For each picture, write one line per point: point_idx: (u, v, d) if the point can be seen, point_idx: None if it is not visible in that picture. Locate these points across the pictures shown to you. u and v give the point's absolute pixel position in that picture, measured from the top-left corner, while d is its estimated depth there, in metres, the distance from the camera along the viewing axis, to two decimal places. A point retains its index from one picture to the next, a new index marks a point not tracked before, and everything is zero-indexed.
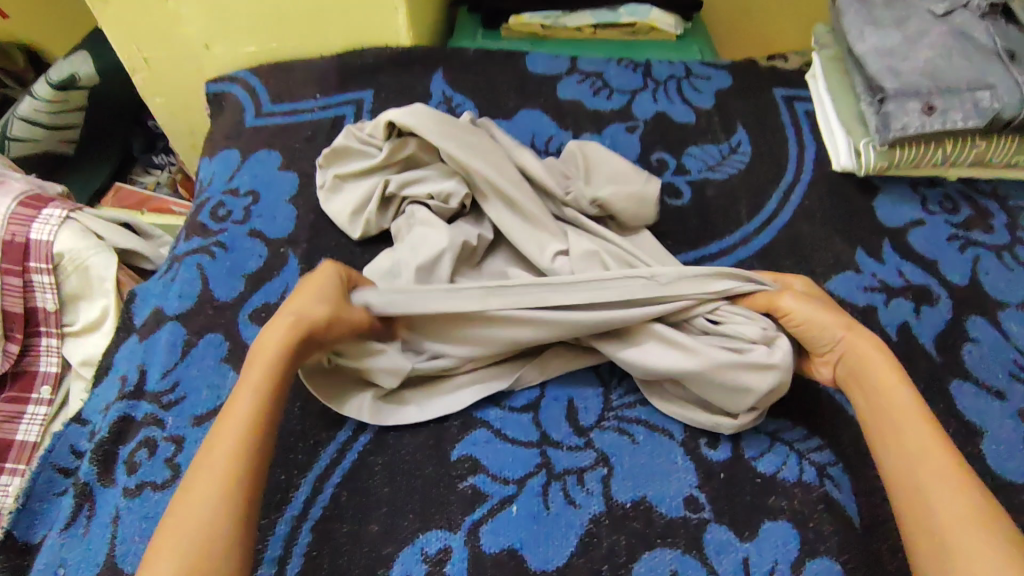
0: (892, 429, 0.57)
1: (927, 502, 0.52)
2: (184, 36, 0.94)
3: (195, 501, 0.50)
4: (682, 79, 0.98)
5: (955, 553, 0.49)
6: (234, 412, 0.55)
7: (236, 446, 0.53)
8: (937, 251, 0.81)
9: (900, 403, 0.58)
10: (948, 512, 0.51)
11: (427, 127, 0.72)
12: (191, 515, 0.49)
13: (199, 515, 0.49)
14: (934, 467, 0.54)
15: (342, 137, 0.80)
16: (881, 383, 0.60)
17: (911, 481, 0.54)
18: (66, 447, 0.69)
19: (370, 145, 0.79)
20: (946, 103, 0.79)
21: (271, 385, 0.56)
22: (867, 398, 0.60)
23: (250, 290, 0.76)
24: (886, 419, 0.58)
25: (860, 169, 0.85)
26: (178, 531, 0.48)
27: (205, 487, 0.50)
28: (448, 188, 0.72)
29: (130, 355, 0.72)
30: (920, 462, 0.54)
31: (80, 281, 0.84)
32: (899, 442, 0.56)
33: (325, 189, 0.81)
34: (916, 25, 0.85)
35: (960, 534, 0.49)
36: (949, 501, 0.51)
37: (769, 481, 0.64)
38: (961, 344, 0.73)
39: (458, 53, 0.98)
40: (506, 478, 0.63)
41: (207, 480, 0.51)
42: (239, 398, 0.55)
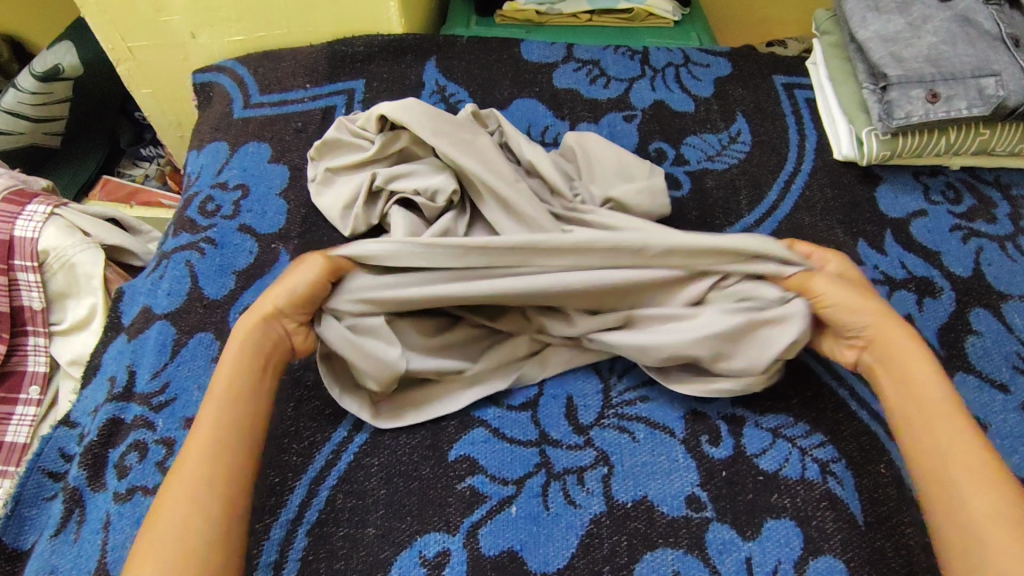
0: (923, 420, 0.56)
1: (957, 497, 0.52)
2: (168, 25, 0.91)
3: (170, 505, 0.50)
4: (681, 66, 0.96)
5: (984, 550, 0.49)
6: (206, 412, 0.55)
7: (209, 444, 0.53)
8: (940, 242, 0.80)
9: (926, 393, 0.57)
10: (976, 508, 0.51)
11: (421, 122, 0.70)
12: (170, 525, 0.49)
13: (176, 525, 0.49)
14: (965, 463, 0.53)
15: (334, 129, 0.78)
16: (910, 371, 0.58)
17: (939, 474, 0.54)
18: (55, 450, 0.67)
19: (362, 140, 0.76)
20: (950, 90, 0.77)
21: (244, 387, 0.57)
22: (896, 387, 0.59)
23: (241, 287, 0.74)
24: (915, 408, 0.57)
25: (862, 158, 0.84)
26: (158, 533, 0.49)
27: (182, 496, 0.50)
28: (436, 184, 0.70)
29: (119, 356, 0.71)
30: (949, 456, 0.54)
31: (66, 279, 0.82)
32: (929, 437, 0.55)
33: (316, 181, 0.79)
34: (919, 10, 0.83)
35: (990, 530, 0.49)
36: (975, 495, 0.51)
37: (771, 478, 0.63)
38: (964, 337, 0.72)
39: (451, 41, 0.96)
40: (506, 479, 0.62)
41: (184, 479, 0.51)
42: (212, 397, 0.56)
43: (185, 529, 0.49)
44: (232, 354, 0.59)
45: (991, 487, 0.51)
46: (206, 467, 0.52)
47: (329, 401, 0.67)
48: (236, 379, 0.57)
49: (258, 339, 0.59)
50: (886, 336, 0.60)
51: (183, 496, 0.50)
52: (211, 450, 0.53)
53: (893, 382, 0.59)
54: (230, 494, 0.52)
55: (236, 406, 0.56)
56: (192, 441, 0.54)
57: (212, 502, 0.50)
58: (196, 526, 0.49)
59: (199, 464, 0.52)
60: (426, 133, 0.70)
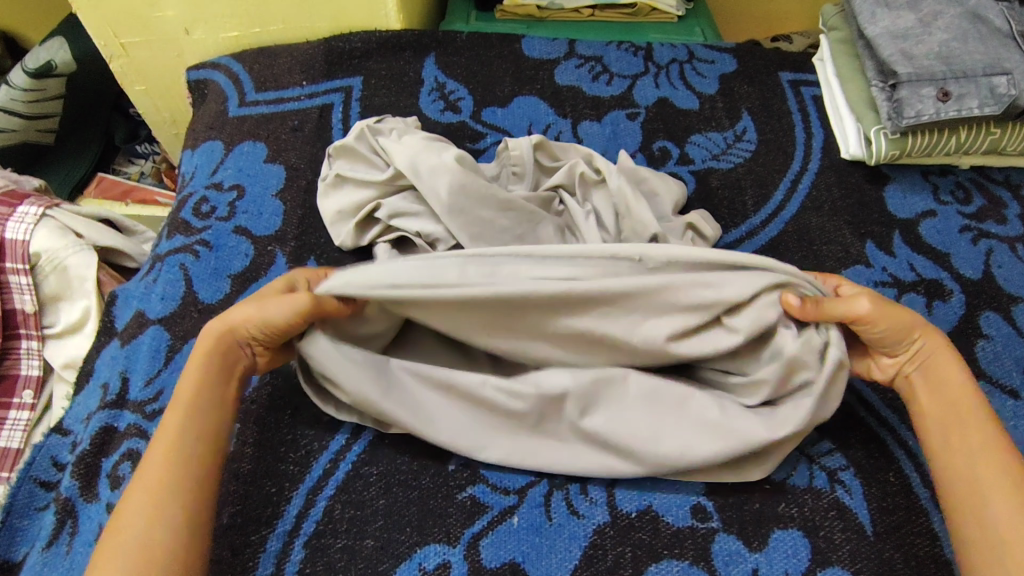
0: (953, 425, 0.56)
1: (981, 504, 0.51)
2: (161, 21, 0.89)
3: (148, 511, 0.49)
4: (685, 63, 0.95)
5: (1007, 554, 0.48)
6: (168, 420, 0.53)
7: (172, 453, 0.51)
8: (949, 243, 0.79)
9: (958, 398, 0.56)
10: (1001, 514, 0.50)
11: (412, 169, 0.69)
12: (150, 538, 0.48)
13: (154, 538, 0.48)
14: (989, 469, 0.52)
15: (355, 135, 0.76)
16: (948, 379, 0.58)
17: (965, 478, 0.53)
18: (47, 459, 0.66)
19: (376, 157, 0.75)
20: (962, 89, 0.75)
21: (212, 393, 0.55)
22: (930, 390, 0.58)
23: (237, 291, 0.73)
24: (950, 413, 0.56)
25: (871, 158, 0.82)
26: (116, 551, 0.47)
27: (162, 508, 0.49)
28: (438, 233, 0.69)
29: (112, 361, 0.69)
30: (976, 461, 0.53)
31: (59, 281, 0.80)
32: (958, 439, 0.55)
33: (324, 183, 0.76)
34: (930, 6, 0.81)
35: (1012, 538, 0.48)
36: (996, 502, 0.50)
37: (778, 487, 0.62)
38: (974, 341, 0.71)
39: (450, 37, 0.94)
40: (507, 488, 0.61)
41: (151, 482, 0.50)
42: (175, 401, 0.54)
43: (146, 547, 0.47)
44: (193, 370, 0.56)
45: (1013, 493, 0.50)
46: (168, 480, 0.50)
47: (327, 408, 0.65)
48: (200, 388, 0.55)
49: (221, 354, 0.57)
50: (929, 347, 0.59)
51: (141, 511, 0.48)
52: (174, 458, 0.51)
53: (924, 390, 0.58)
54: (196, 506, 0.50)
55: (197, 413, 0.54)
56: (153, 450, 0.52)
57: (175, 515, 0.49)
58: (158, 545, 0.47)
59: (162, 474, 0.50)
60: (416, 180, 0.68)
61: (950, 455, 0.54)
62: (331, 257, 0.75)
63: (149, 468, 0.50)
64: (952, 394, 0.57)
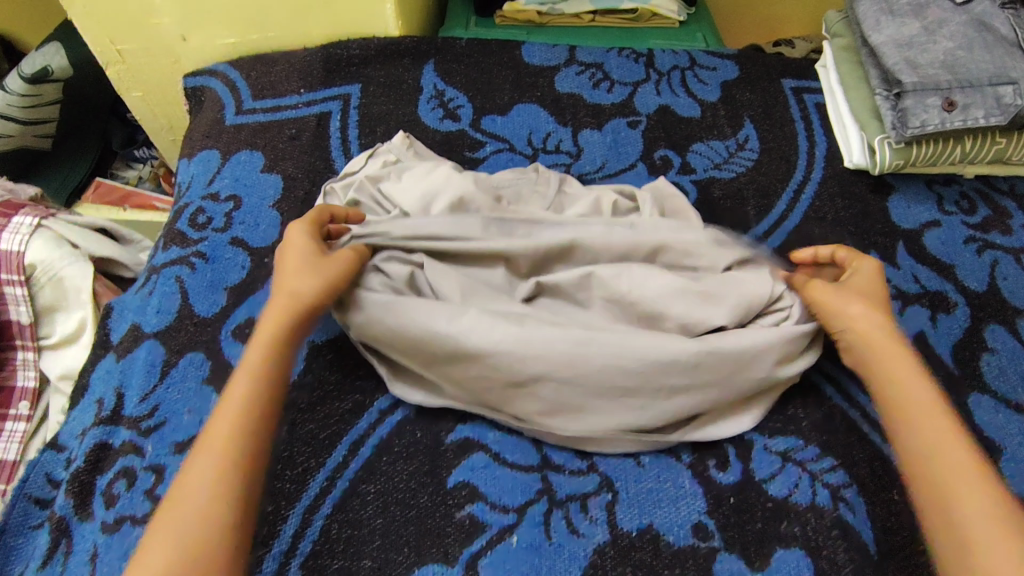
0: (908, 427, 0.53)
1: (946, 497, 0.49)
2: (157, 28, 0.88)
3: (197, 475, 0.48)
4: (687, 69, 0.94)
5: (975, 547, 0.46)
6: (235, 386, 0.53)
7: (234, 421, 0.51)
8: (953, 254, 0.78)
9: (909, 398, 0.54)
10: (964, 506, 0.48)
11: (422, 203, 0.69)
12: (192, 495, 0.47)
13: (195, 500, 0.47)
14: (952, 457, 0.50)
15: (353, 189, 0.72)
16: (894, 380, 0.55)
17: (929, 470, 0.50)
18: (42, 476, 0.65)
19: (374, 199, 0.71)
20: (968, 98, 0.74)
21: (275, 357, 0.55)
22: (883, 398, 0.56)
23: (233, 303, 0.72)
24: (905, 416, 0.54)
25: (874, 167, 0.81)
26: (169, 516, 0.47)
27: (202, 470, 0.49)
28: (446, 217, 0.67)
29: (106, 377, 0.68)
30: (935, 451, 0.51)
31: (54, 292, 0.79)
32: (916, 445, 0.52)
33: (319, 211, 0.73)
34: (935, 13, 0.80)
35: (979, 529, 0.46)
36: (965, 490, 0.48)
37: (780, 505, 0.61)
38: (979, 355, 0.70)
39: (448, 43, 0.93)
40: (506, 506, 0.60)
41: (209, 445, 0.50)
42: (245, 365, 0.55)
43: (200, 515, 0.47)
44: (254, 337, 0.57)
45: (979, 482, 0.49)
46: (232, 449, 0.50)
47: (323, 425, 0.65)
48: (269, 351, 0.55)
49: (293, 320, 0.57)
50: (870, 322, 0.59)
51: (196, 477, 0.48)
52: (238, 426, 0.51)
53: (879, 370, 0.57)
54: (251, 480, 0.50)
55: (268, 382, 0.54)
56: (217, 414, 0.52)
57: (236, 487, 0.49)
58: (210, 513, 0.47)
59: (223, 441, 0.50)
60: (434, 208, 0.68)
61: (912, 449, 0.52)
62: None
63: (212, 435, 0.51)
64: (904, 381, 0.55)
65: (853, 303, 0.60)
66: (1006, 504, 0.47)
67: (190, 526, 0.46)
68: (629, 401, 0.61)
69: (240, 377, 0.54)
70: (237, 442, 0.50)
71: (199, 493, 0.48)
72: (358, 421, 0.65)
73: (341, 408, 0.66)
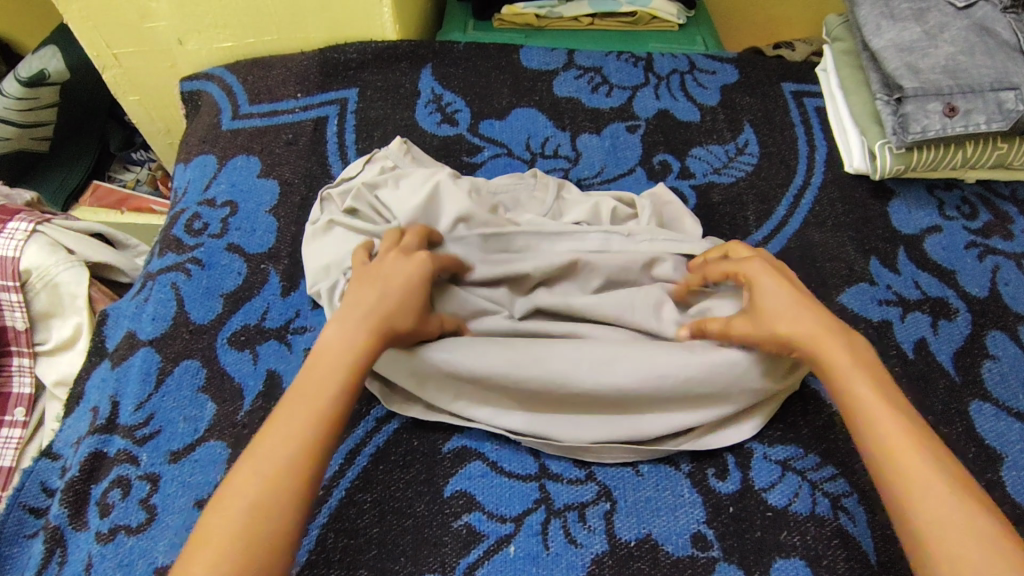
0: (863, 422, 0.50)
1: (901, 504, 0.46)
2: (154, 32, 0.88)
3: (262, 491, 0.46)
4: (686, 73, 0.93)
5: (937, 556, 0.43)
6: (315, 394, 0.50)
7: (306, 434, 0.49)
8: (954, 260, 0.77)
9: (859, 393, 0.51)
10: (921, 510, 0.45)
11: (419, 215, 0.68)
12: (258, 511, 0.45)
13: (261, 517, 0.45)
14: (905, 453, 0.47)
15: (350, 197, 0.71)
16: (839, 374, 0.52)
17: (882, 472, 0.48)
18: (37, 484, 0.65)
19: (371, 207, 0.71)
20: (969, 103, 0.74)
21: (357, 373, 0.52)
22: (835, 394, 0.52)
23: (229, 310, 0.72)
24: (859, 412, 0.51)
25: (875, 172, 0.81)
26: (222, 522, 0.45)
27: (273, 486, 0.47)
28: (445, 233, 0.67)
29: (102, 384, 0.68)
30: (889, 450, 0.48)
31: (50, 298, 0.79)
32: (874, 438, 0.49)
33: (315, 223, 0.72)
34: (936, 18, 0.80)
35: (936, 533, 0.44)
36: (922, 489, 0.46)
37: (780, 515, 0.60)
38: (980, 362, 0.70)
39: (447, 47, 0.93)
40: (503, 516, 0.60)
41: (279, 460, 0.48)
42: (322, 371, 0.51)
43: (262, 531, 0.45)
44: (332, 345, 0.53)
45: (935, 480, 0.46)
46: (298, 467, 0.48)
47: None
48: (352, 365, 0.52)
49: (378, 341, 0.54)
50: (800, 328, 0.54)
51: (257, 486, 0.46)
52: (312, 440, 0.49)
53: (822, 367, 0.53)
54: (312, 497, 0.48)
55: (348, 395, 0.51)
56: (284, 416, 0.49)
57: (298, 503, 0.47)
58: (270, 529, 0.45)
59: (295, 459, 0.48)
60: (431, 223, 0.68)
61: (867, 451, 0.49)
62: None
63: (278, 452, 0.48)
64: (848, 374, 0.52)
65: (786, 322, 0.55)
66: (964, 497, 0.45)
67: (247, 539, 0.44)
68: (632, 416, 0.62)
69: (314, 381, 0.51)
70: (307, 457, 0.48)
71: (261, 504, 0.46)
72: (355, 430, 0.65)
73: None
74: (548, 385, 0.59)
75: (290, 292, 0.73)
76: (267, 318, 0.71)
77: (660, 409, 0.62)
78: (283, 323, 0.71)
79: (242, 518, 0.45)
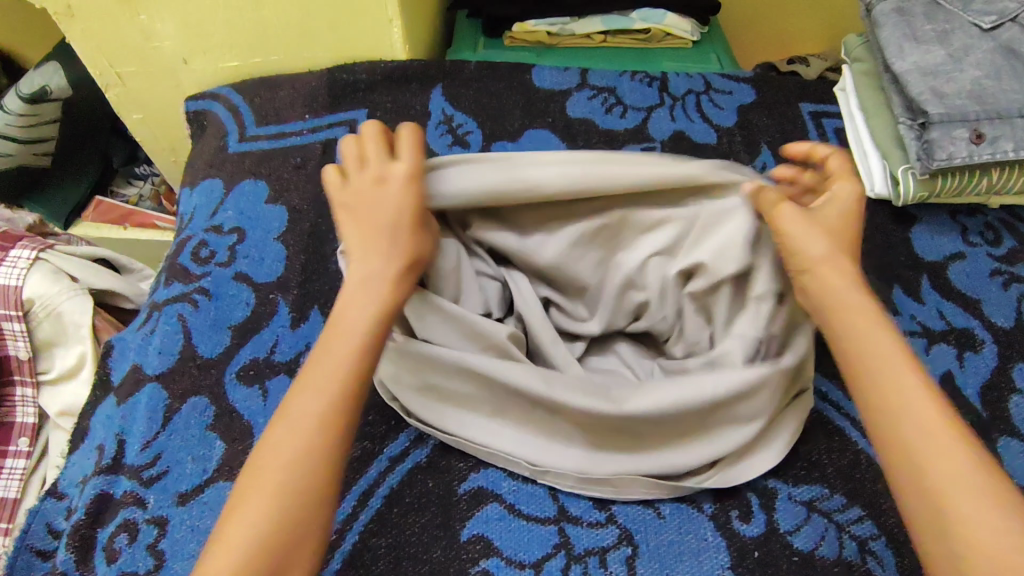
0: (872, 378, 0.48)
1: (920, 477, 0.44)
2: (159, 51, 0.86)
3: (292, 426, 0.47)
4: (702, 93, 0.91)
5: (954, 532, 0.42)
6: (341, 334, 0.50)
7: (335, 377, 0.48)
8: (979, 289, 0.76)
9: (873, 348, 0.49)
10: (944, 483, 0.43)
11: None
12: (281, 455, 0.46)
13: (288, 458, 0.46)
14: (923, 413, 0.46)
15: None
16: (860, 324, 0.50)
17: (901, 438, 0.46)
18: (43, 526, 0.63)
19: None
20: (995, 130, 0.72)
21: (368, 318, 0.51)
22: (843, 340, 0.50)
23: (238, 343, 0.70)
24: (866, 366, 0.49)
25: (898, 199, 0.79)
26: (268, 469, 0.45)
27: (293, 428, 0.47)
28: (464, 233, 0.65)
29: (107, 422, 0.66)
30: (907, 422, 0.46)
31: (53, 327, 0.77)
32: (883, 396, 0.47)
33: None
34: (960, 40, 0.78)
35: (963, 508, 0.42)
36: (941, 459, 0.44)
37: (807, 559, 0.59)
38: (1008, 396, 0.68)
39: (457, 66, 0.91)
40: (522, 562, 0.58)
41: (304, 400, 0.48)
42: (344, 318, 0.51)
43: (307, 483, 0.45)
44: (353, 284, 0.52)
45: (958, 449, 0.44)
46: (325, 417, 0.47)
47: None
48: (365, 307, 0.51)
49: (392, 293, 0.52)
50: (828, 273, 0.52)
51: (292, 433, 0.46)
52: (348, 379, 0.49)
53: (840, 324, 0.51)
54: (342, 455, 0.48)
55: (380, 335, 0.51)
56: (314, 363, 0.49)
57: (337, 446, 0.47)
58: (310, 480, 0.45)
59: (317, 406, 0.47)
60: None
61: (873, 409, 0.47)
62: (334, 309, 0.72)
63: (302, 402, 0.48)
64: (870, 334, 0.49)
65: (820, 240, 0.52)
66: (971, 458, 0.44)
67: (289, 490, 0.45)
68: (638, 447, 0.61)
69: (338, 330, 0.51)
70: (342, 400, 0.48)
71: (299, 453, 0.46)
72: (367, 470, 0.63)
73: (350, 455, 0.64)
74: (555, 427, 0.61)
75: (300, 324, 0.71)
76: (277, 351, 0.69)
77: (672, 442, 0.61)
78: (294, 356, 0.69)
79: (284, 473, 0.45)
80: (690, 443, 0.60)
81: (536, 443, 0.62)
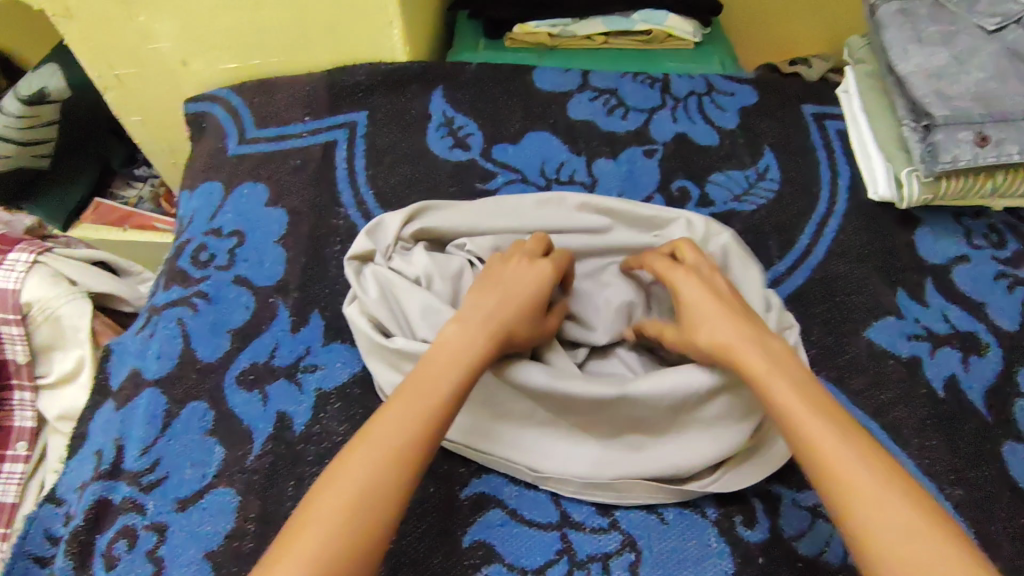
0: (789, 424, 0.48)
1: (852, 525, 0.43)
2: (157, 53, 0.85)
3: (369, 451, 0.47)
4: (704, 95, 0.91)
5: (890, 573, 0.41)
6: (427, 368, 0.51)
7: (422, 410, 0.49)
8: (984, 292, 0.75)
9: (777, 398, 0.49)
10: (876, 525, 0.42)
11: (439, 268, 0.64)
12: (356, 474, 0.45)
13: (361, 477, 0.45)
14: (831, 446, 0.46)
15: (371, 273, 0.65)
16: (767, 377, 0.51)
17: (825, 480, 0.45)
18: (41, 532, 0.63)
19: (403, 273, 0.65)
20: (1001, 133, 0.72)
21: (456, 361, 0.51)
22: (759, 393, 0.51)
23: (238, 348, 0.69)
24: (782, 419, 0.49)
25: (901, 201, 0.78)
26: (344, 487, 0.45)
27: (372, 452, 0.46)
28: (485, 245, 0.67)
29: (106, 426, 0.66)
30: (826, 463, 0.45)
31: (51, 331, 0.76)
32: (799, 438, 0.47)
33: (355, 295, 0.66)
34: (964, 42, 0.78)
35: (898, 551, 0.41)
36: (870, 503, 0.43)
37: (812, 565, 0.58)
38: (1012, 401, 0.67)
39: (458, 68, 0.90)
40: (525, 568, 0.57)
41: (388, 425, 0.48)
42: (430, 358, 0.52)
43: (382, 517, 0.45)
44: (446, 344, 0.53)
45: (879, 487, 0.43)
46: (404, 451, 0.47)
47: None
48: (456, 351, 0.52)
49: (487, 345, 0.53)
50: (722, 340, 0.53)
51: (373, 463, 0.46)
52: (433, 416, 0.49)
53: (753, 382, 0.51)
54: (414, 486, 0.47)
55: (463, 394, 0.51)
56: (397, 397, 0.49)
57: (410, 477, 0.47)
58: (374, 526, 0.44)
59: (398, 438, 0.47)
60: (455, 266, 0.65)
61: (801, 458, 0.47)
62: (334, 313, 0.72)
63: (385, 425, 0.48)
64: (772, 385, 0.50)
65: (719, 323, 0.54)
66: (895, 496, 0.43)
67: (360, 516, 0.44)
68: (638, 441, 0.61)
69: (421, 377, 0.51)
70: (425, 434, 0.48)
71: (365, 492, 0.45)
72: None
73: None
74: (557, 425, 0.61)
75: (300, 328, 0.70)
76: (277, 355, 0.69)
77: (671, 440, 0.61)
78: (294, 360, 0.68)
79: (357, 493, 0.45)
80: (688, 439, 0.60)
81: (539, 447, 0.61)
